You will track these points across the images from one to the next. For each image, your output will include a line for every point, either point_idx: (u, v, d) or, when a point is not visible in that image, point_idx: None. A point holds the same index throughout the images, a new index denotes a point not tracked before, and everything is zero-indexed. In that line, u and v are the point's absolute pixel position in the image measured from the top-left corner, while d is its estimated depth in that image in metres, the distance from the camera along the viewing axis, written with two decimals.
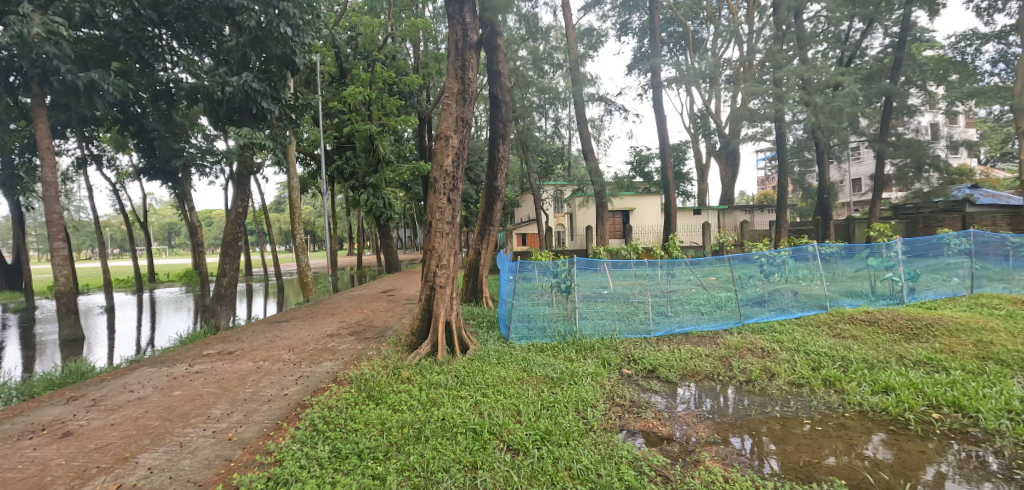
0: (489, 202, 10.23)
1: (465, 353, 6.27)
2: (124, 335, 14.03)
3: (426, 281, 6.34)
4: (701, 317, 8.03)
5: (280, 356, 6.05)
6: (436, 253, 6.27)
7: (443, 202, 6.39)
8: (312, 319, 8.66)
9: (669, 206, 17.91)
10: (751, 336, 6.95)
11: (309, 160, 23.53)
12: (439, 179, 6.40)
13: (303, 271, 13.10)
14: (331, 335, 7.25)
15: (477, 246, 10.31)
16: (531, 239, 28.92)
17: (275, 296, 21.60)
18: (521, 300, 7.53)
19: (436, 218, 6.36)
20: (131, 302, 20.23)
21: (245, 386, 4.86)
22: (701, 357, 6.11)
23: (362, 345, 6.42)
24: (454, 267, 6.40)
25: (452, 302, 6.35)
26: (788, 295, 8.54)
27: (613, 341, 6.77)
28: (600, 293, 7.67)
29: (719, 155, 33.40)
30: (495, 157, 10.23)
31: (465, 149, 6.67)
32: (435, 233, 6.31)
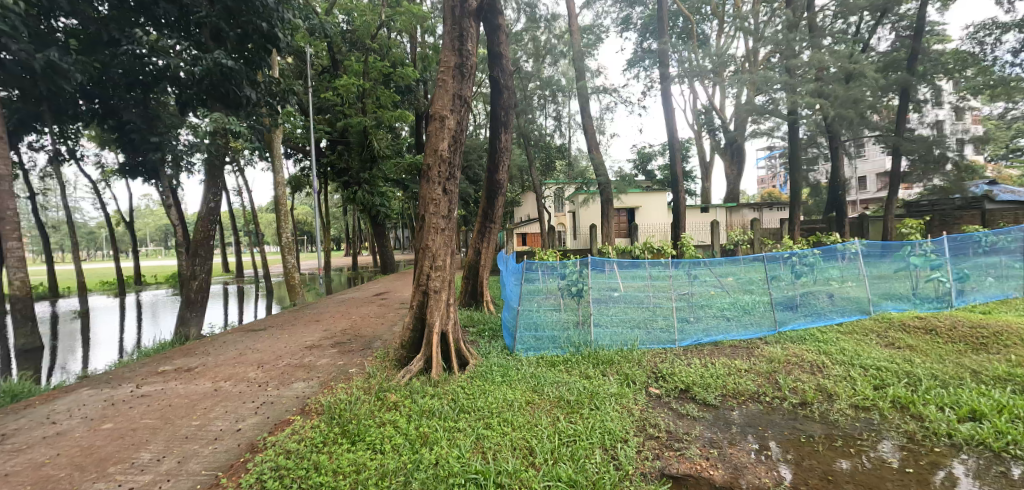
0: (491, 196, 9.30)
1: (463, 369, 5.36)
2: (109, 340, 13.21)
3: (418, 285, 5.43)
4: (728, 323, 7.14)
5: (245, 375, 5.14)
6: (428, 253, 5.35)
7: (437, 192, 5.46)
8: (291, 328, 7.74)
9: (678, 203, 17.04)
10: (793, 345, 6.07)
11: (302, 156, 22.61)
12: (433, 166, 5.48)
13: (289, 273, 12.16)
14: (311, 346, 6.34)
15: (476, 245, 9.40)
16: (532, 239, 28.04)
17: (264, 299, 20.64)
18: (527, 305, 6.60)
19: (428, 212, 5.44)
20: (124, 304, 19.50)
21: (191, 417, 3.96)
22: (741, 373, 5.23)
23: (344, 360, 5.51)
24: (451, 269, 5.48)
25: (448, 311, 5.44)
26: (823, 298, 7.65)
27: (635, 353, 5.88)
28: (617, 298, 6.77)
29: (724, 152, 32.63)
30: (497, 147, 9.33)
31: (463, 132, 5.76)
32: (428, 228, 5.39)
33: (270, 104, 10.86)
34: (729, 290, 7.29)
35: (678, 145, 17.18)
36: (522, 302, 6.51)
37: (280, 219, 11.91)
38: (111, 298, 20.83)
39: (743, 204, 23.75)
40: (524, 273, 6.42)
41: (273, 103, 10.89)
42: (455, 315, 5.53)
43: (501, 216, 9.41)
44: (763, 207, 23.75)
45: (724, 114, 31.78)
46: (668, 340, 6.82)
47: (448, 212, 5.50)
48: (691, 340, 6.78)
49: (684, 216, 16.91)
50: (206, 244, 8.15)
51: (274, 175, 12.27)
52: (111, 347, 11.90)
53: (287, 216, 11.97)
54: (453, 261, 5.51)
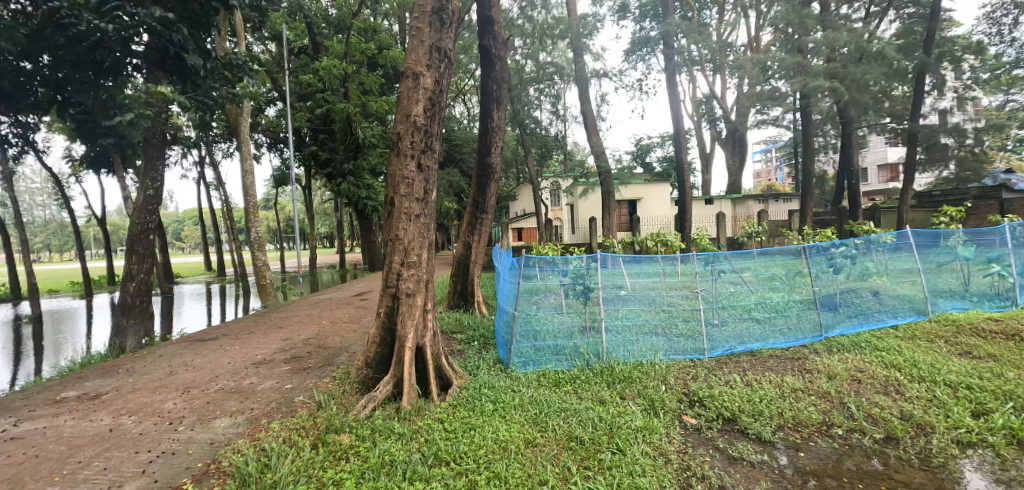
0: (482, 182, 8.12)
1: (445, 394, 4.22)
2: (72, 342, 12.00)
3: (386, 287, 4.24)
4: (764, 328, 6.03)
5: (162, 406, 3.98)
6: (396, 246, 4.17)
7: (410, 167, 4.26)
8: (245, 338, 6.54)
9: (684, 193, 15.91)
10: (850, 356, 4.99)
11: (284, 146, 21.26)
12: (404, 135, 4.29)
13: (260, 272, 10.94)
14: (260, 362, 5.16)
15: (466, 239, 8.22)
16: (528, 234, 26.83)
17: (242, 298, 19.32)
18: (526, 311, 5.43)
19: (397, 193, 4.25)
20: (98, 303, 18.24)
21: (51, 480, 2.81)
22: (799, 395, 4.12)
23: (293, 382, 4.36)
24: (428, 268, 4.32)
25: (424, 322, 4.27)
26: (869, 297, 6.55)
27: (659, 368, 4.77)
28: (633, 299, 5.65)
29: (726, 142, 31.50)
30: (489, 126, 8.15)
31: (444, 94, 4.57)
32: (398, 215, 4.20)
33: (231, 80, 9.53)
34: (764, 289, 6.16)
35: (685, 133, 16.07)
36: (520, 306, 5.35)
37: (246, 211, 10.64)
38: (89, 296, 19.64)
39: (748, 195, 22.69)
40: (522, 271, 5.28)
41: (236, 79, 9.56)
42: (433, 326, 4.38)
43: (495, 205, 8.24)
44: (769, 198, 22.72)
45: (725, 103, 30.66)
46: (697, 350, 5.68)
47: (423, 195, 4.31)
48: (722, 350, 5.67)
49: (690, 208, 15.83)
50: (146, 238, 6.96)
51: (241, 162, 11.02)
52: (72, 351, 10.72)
53: (255, 208, 10.72)
54: (431, 256, 4.37)
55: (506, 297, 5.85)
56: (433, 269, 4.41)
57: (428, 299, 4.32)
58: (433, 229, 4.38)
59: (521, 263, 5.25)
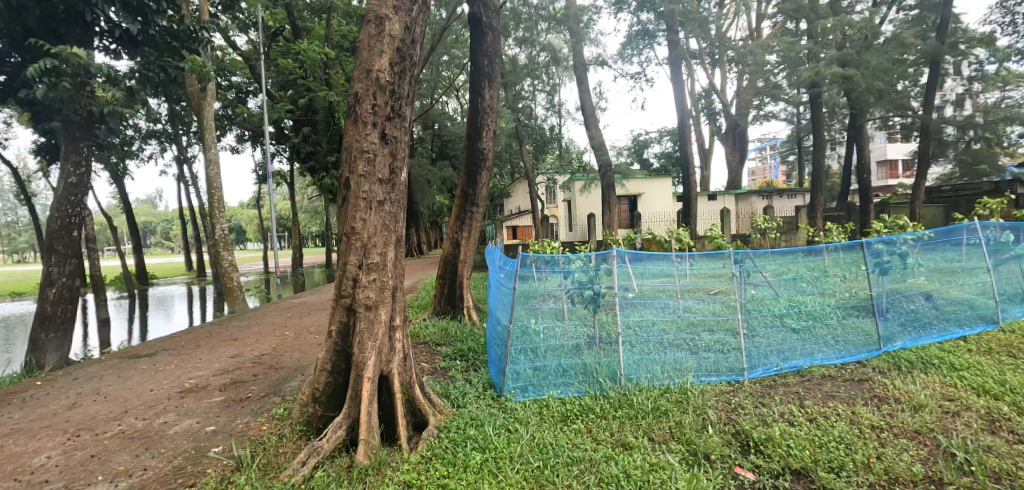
0: (471, 170, 7.08)
1: (417, 439, 3.18)
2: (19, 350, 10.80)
3: (338, 298, 3.18)
4: (811, 340, 5.03)
5: (28, 463, 2.90)
6: (352, 241, 3.12)
7: (373, 137, 3.20)
8: (186, 354, 5.44)
9: (688, 188, 14.98)
10: (926, 378, 4.04)
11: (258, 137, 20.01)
12: (363, 98, 3.22)
13: (226, 273, 9.82)
14: (188, 390, 4.09)
15: (453, 236, 7.15)
16: (522, 232, 25.81)
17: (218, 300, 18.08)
18: (526, 324, 4.34)
19: (353, 172, 3.19)
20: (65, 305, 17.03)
21: None
22: (886, 439, 3.15)
23: (219, 423, 3.30)
24: (396, 272, 3.27)
25: (391, 344, 3.22)
26: (923, 302, 5.60)
27: (696, 395, 3.78)
28: (653, 307, 4.66)
29: (726, 137, 30.63)
30: (480, 106, 7.07)
31: (417, 47, 3.49)
32: (354, 199, 3.14)
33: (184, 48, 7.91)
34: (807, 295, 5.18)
35: (690, 123, 15.17)
36: (516, 318, 4.28)
37: (210, 205, 9.54)
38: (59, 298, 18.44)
39: (752, 191, 21.85)
40: (519, 274, 4.23)
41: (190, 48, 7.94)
42: (404, 347, 3.34)
43: (487, 196, 7.21)
44: (773, 194, 21.91)
45: (725, 97, 29.83)
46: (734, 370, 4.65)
47: (388, 175, 3.25)
48: (764, 369, 4.66)
49: (696, 204, 14.94)
50: (69, 236, 6.37)
51: (204, 151, 9.88)
52: (15, 359, 9.56)
53: (221, 201, 9.64)
54: (401, 254, 3.33)
55: (499, 306, 4.77)
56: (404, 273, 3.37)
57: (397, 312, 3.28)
58: (402, 221, 3.34)
59: (518, 265, 4.19)
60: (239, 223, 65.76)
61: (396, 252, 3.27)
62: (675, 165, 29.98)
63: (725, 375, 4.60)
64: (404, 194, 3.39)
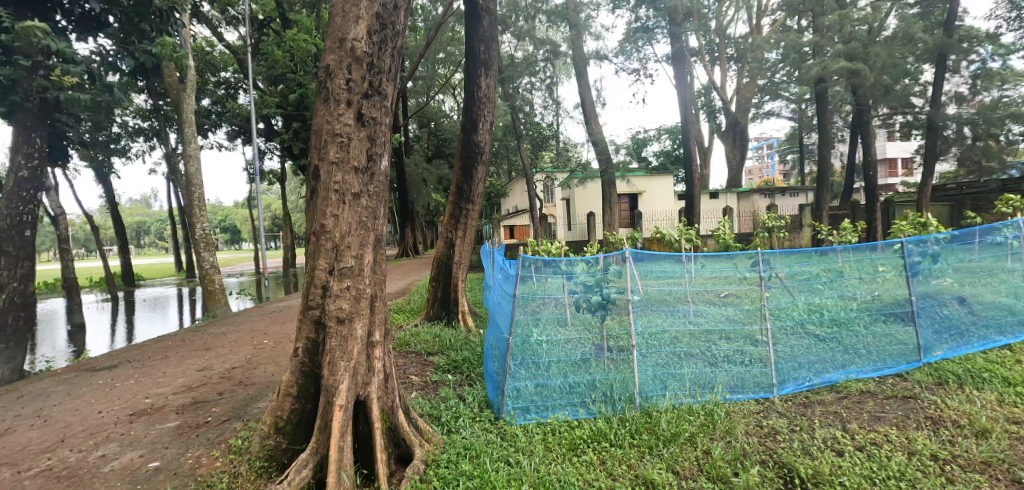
0: (467, 165, 6.55)
1: (400, 477, 2.68)
2: None
3: (306, 311, 2.66)
4: (844, 351, 4.53)
5: None
6: (322, 242, 2.60)
7: (347, 118, 2.68)
8: (150, 367, 4.91)
9: (691, 186, 14.53)
10: (981, 397, 3.56)
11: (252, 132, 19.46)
12: (335, 72, 2.69)
13: (207, 275, 9.28)
14: (140, 413, 3.56)
15: (447, 235, 6.63)
16: (520, 231, 25.33)
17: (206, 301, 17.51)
18: (528, 336, 3.82)
19: (323, 161, 2.67)
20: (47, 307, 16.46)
21: None
22: (955, 476, 2.65)
23: (165, 458, 2.78)
24: (374, 278, 2.74)
25: (369, 363, 2.71)
26: (958, 308, 5.14)
27: (724, 418, 3.29)
28: (668, 315, 4.17)
29: (726, 135, 30.24)
30: (477, 95, 6.54)
31: (401, 14, 2.96)
32: (326, 192, 2.63)
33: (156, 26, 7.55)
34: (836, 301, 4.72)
35: (692, 119, 14.71)
36: (517, 329, 3.76)
37: (190, 203, 8.99)
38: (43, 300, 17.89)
39: (754, 189, 21.46)
40: (519, 279, 3.75)
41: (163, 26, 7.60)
42: (386, 366, 2.84)
43: (483, 193, 6.68)
44: (775, 193, 21.49)
45: (725, 94, 29.42)
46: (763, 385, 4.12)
47: (366, 163, 2.71)
48: (796, 385, 4.14)
49: (699, 202, 14.52)
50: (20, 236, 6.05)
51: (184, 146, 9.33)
52: None
53: (202, 199, 9.10)
54: (382, 258, 2.83)
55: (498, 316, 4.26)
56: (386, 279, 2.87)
57: (376, 326, 2.76)
58: (383, 219, 2.83)
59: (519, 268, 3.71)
60: (234, 223, 65.04)
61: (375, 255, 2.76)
62: (675, 163, 29.56)
63: (753, 392, 4.08)
64: (386, 186, 2.87)
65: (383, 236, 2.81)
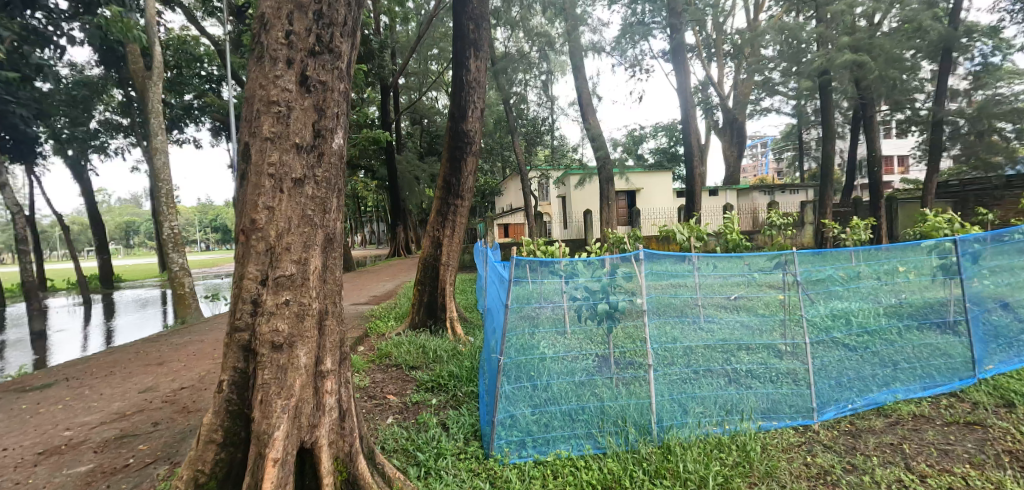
0: (455, 156, 5.92)
1: None
2: None
3: (232, 332, 2.02)
4: (886, 367, 3.96)
5: None
6: (252, 242, 1.98)
7: (286, 82, 2.06)
8: (83, 388, 4.22)
9: (692, 182, 14.01)
10: None
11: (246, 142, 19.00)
12: (269, 23, 2.06)
13: (176, 277, 8.57)
14: (46, 454, 2.90)
15: (434, 234, 6.00)
16: (515, 230, 24.74)
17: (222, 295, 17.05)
18: (523, 356, 3.21)
19: (255, 138, 2.05)
20: (17, 310, 15.63)
21: None
22: None
23: None
24: (324, 289, 2.13)
25: (318, 399, 2.10)
26: (1008, 316, 4.59)
27: (765, 459, 2.70)
28: (686, 328, 3.58)
29: (723, 131, 29.82)
30: (465, 78, 5.90)
31: None
32: (257, 177, 2.01)
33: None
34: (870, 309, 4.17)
35: (692, 112, 14.16)
36: (510, 348, 3.16)
37: (157, 200, 8.28)
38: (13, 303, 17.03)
39: (753, 186, 21.02)
40: (513, 285, 3.15)
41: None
42: (341, 401, 2.22)
43: (474, 188, 6.05)
44: (775, 189, 21.03)
45: (722, 90, 28.97)
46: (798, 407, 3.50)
47: (313, 142, 2.09)
48: (838, 408, 3.53)
49: (699, 197, 14.01)
50: None
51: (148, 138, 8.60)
52: None
53: (170, 196, 8.39)
54: (336, 262, 2.22)
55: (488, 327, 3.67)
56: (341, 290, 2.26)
57: (328, 350, 2.14)
58: (336, 214, 2.21)
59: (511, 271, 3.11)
60: (225, 223, 64.09)
61: (325, 260, 2.14)
62: (672, 160, 29.07)
63: (787, 417, 3.47)
64: (342, 172, 2.25)
65: (337, 236, 2.19)
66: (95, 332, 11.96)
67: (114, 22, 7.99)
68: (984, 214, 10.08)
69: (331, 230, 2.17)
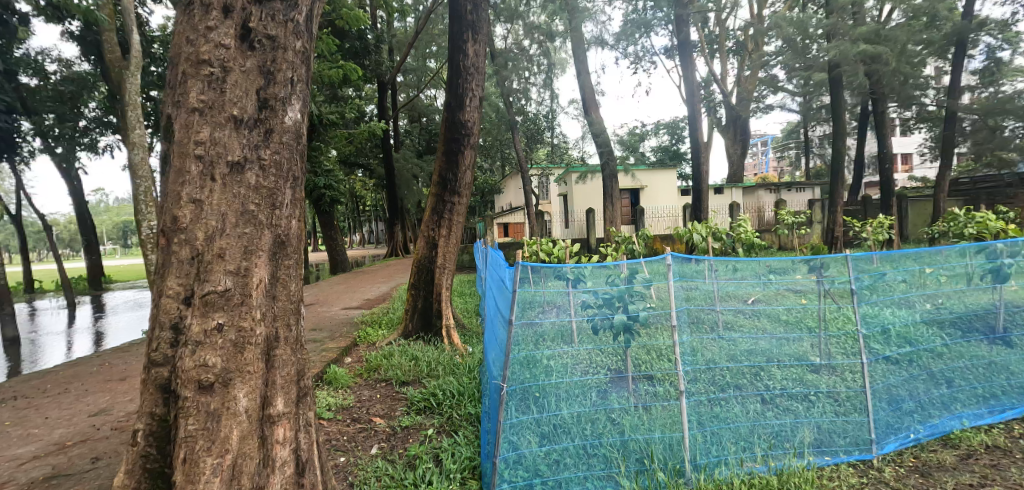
0: (451, 149, 5.41)
1: None
2: None
3: (149, 365, 1.53)
4: (946, 389, 3.47)
5: None
6: (173, 247, 1.49)
7: (223, 34, 1.55)
8: (25, 410, 3.72)
9: (699, 180, 13.52)
10: None
11: None
12: None
13: None
14: None
15: (429, 234, 5.50)
16: (515, 229, 24.28)
17: None
18: (528, 382, 2.75)
19: (178, 107, 1.54)
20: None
21: None
22: None
23: None
24: (272, 310, 1.63)
25: (266, 452, 1.61)
26: None
27: None
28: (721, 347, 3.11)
29: (726, 129, 29.39)
30: (462, 63, 5.39)
31: None
32: (180, 156, 1.51)
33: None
34: (930, 326, 3.60)
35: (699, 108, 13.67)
36: (514, 373, 2.68)
37: (134, 198, 7.74)
38: None
39: (759, 184, 20.58)
40: (517, 298, 2.64)
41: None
42: (297, 450, 1.74)
43: (472, 184, 5.55)
44: (781, 187, 20.58)
45: (725, 87, 28.52)
46: (853, 439, 3.01)
47: (257, 117, 1.60)
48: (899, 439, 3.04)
49: (706, 195, 13.53)
50: None
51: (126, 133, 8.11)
52: None
53: (149, 194, 7.86)
54: (292, 274, 1.72)
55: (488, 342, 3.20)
56: (299, 306, 1.77)
57: (278, 388, 1.66)
58: (292, 209, 1.71)
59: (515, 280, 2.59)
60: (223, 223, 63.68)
61: (275, 270, 1.64)
62: (674, 158, 28.62)
63: (842, 451, 2.97)
64: (301, 156, 1.76)
65: (292, 239, 1.69)
66: (75, 336, 11.42)
67: (88, 9, 7.50)
68: (1007, 212, 9.59)
69: (287, 231, 1.68)
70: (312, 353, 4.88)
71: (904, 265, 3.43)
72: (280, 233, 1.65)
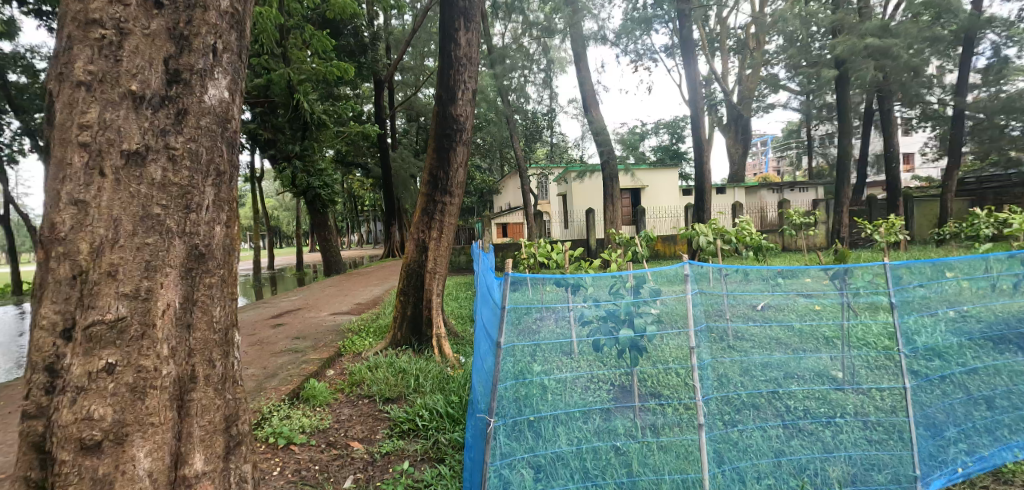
0: (442, 145, 5.06)
1: None
2: None
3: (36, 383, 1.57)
4: (992, 418, 3.14)
5: None
6: (56, 265, 1.56)
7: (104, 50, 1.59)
8: None
9: (702, 180, 13.20)
10: None
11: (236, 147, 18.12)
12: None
13: None
14: None
15: (418, 237, 5.15)
16: (513, 229, 23.92)
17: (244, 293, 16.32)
18: (520, 413, 2.45)
19: (65, 81, 1.60)
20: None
21: None
22: None
23: None
24: (173, 323, 1.71)
25: (179, 454, 1.71)
26: None
27: None
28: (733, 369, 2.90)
29: (727, 128, 29.05)
30: (454, 55, 5.03)
31: None
32: (65, 149, 1.58)
33: None
34: (969, 345, 3.26)
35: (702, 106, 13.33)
36: (502, 405, 2.37)
37: None
38: None
39: (761, 184, 20.27)
40: (508, 313, 2.31)
41: None
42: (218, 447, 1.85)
43: (464, 183, 5.19)
44: (784, 187, 20.28)
45: (726, 85, 28.18)
46: (893, 476, 2.70)
47: (164, 94, 1.67)
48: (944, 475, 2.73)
49: (709, 195, 13.19)
50: None
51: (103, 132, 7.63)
52: None
53: None
54: (212, 283, 1.83)
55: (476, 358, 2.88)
56: (212, 314, 1.86)
57: (199, 391, 1.79)
58: (208, 214, 1.80)
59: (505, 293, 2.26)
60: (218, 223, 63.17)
61: (189, 282, 1.75)
62: (674, 157, 28.30)
63: None
64: (223, 151, 1.85)
65: (209, 246, 1.80)
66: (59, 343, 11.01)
67: None
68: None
69: (203, 241, 1.79)
70: (291, 365, 4.51)
71: (946, 277, 3.07)
72: (195, 243, 1.76)
